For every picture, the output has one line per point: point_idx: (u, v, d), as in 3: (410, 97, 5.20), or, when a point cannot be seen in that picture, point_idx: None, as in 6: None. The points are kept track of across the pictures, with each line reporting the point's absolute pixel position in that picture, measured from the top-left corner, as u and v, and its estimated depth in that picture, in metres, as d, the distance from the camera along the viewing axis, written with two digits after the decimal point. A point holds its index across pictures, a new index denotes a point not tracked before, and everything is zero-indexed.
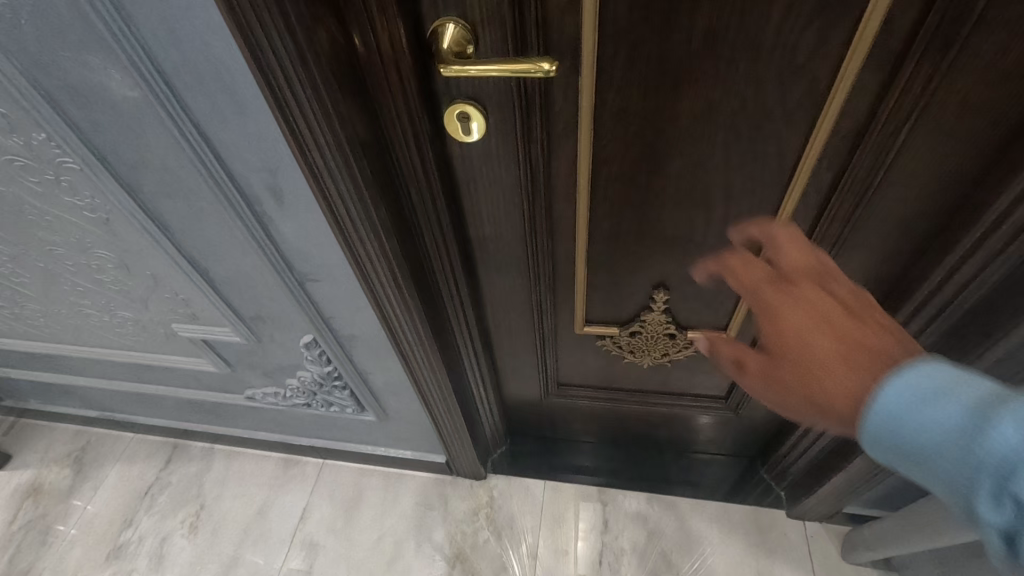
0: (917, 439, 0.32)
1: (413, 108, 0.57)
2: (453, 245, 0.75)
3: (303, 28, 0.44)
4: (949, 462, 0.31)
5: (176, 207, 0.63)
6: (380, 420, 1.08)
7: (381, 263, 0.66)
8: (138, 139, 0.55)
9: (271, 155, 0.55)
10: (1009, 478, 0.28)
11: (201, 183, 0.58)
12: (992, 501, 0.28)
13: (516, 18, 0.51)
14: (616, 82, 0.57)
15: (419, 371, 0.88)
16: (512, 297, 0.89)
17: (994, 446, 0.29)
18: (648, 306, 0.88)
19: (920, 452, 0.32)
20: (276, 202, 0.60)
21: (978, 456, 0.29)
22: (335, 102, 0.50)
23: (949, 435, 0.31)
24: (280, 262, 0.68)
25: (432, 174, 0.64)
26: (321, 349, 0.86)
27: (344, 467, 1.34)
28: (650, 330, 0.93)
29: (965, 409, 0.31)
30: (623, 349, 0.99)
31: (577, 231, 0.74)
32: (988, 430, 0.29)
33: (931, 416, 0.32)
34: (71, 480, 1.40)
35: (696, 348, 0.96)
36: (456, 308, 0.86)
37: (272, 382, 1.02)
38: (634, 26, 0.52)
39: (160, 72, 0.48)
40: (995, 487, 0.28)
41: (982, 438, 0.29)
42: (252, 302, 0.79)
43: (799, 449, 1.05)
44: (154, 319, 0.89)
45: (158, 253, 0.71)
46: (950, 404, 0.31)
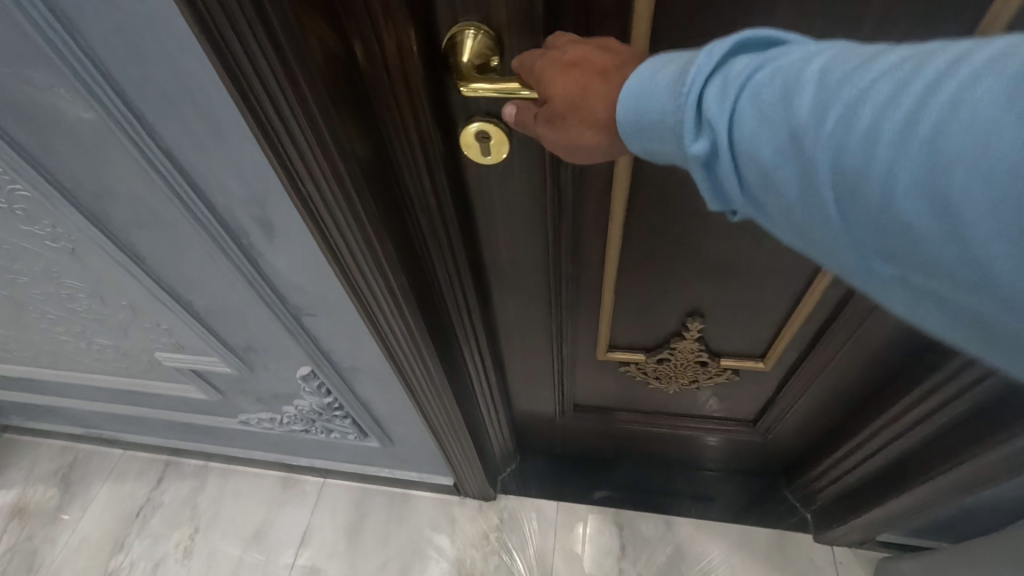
0: (649, 108, 0.31)
1: (424, 125, 0.49)
2: (465, 270, 0.67)
3: (291, 39, 0.36)
4: (660, 119, 0.31)
5: (151, 238, 0.55)
6: (384, 446, 1.01)
7: (386, 297, 0.58)
8: (100, 167, 0.47)
9: (258, 186, 0.46)
10: (705, 111, 0.29)
11: (177, 215, 0.50)
12: (695, 137, 0.29)
13: (552, 25, 0.43)
14: None
15: (427, 402, 0.81)
16: (528, 321, 0.81)
17: (694, 89, 0.29)
18: (680, 333, 0.81)
19: (649, 116, 0.31)
20: (265, 236, 0.52)
21: (689, 106, 0.29)
22: (332, 124, 0.41)
23: (665, 96, 0.30)
24: (272, 297, 0.60)
25: (444, 195, 0.56)
26: (319, 380, 0.79)
27: (346, 486, 1.27)
28: (679, 357, 0.86)
29: (677, 74, 0.30)
30: (648, 375, 0.92)
31: (607, 255, 0.67)
32: (690, 77, 0.29)
33: (656, 87, 0.31)
34: (58, 499, 1.33)
35: (727, 375, 0.89)
36: (468, 333, 0.79)
37: (267, 408, 0.95)
38: (693, 34, 0.44)
39: (119, 94, 0.40)
40: (697, 125, 0.29)
41: (684, 86, 0.29)
42: (243, 333, 0.71)
43: (832, 477, 0.98)
44: (135, 347, 0.81)
45: (134, 285, 0.63)
46: (667, 76, 0.31)
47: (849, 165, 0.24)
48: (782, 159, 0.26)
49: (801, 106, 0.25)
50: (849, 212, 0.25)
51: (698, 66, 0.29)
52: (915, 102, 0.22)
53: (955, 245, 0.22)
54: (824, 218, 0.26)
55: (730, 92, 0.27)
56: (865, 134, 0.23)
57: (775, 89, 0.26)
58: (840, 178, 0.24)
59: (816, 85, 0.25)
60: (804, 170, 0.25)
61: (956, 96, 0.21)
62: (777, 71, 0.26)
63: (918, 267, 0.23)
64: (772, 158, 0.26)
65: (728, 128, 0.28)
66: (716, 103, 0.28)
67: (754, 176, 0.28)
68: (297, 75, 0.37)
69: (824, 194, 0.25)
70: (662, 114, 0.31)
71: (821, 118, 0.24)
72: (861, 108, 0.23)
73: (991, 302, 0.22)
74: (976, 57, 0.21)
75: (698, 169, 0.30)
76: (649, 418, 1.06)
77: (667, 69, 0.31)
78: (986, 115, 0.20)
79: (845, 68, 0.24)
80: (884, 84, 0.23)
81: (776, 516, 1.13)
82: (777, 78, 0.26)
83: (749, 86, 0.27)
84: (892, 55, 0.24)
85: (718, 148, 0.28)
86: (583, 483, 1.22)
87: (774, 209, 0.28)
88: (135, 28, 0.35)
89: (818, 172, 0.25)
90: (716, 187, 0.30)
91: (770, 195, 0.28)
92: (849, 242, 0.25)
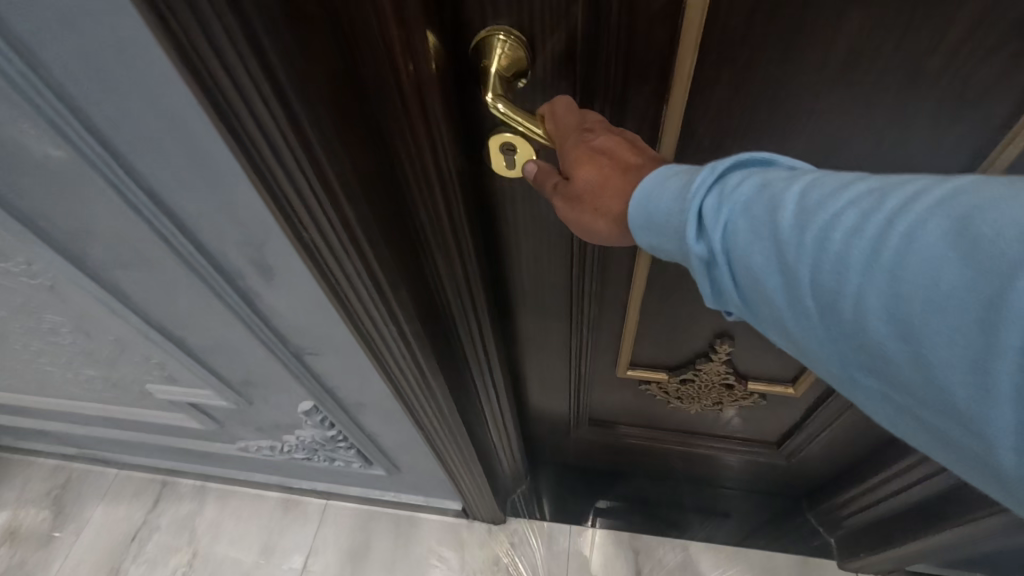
0: (657, 210, 0.32)
1: (451, 166, 0.42)
2: (486, 309, 0.60)
3: (292, 71, 0.29)
4: (662, 221, 0.32)
5: (136, 276, 0.50)
6: (390, 473, 0.96)
7: (398, 343, 0.52)
8: (77, 205, 0.41)
9: (256, 227, 0.41)
10: (705, 216, 0.30)
11: (165, 255, 0.45)
12: (695, 240, 0.30)
13: (593, 34, 0.39)
14: (710, 113, 0.44)
15: (442, 430, 0.76)
16: (545, 340, 0.77)
17: (696, 197, 0.30)
18: (707, 355, 0.76)
19: (655, 219, 0.32)
20: (264, 278, 0.46)
21: (689, 210, 0.30)
22: (342, 169, 0.34)
23: (666, 200, 0.32)
24: (272, 336, 0.55)
25: (468, 237, 0.49)
26: (323, 415, 0.74)
27: (350, 507, 1.23)
28: (704, 378, 0.81)
29: (681, 181, 0.32)
30: (670, 395, 0.88)
31: (636, 270, 0.62)
32: (695, 185, 0.30)
33: (661, 190, 0.32)
34: (50, 523, 1.29)
35: (755, 398, 0.85)
36: (484, 371, 0.73)
37: (267, 436, 0.90)
38: (750, 38, 0.39)
39: (93, 130, 0.34)
40: (698, 229, 0.30)
41: (686, 195, 0.30)
42: (240, 368, 0.66)
43: (861, 503, 0.94)
44: (126, 378, 0.76)
45: (120, 321, 0.58)
46: (674, 181, 0.32)
47: (828, 287, 0.25)
48: (767, 273, 0.27)
49: (784, 224, 0.27)
50: (832, 326, 0.25)
51: (702, 175, 0.31)
52: (882, 233, 0.23)
53: (922, 372, 0.23)
54: (808, 331, 0.27)
55: (727, 205, 0.29)
56: (839, 258, 0.24)
57: (762, 204, 0.28)
58: (817, 296, 0.26)
59: (797, 206, 0.26)
60: (788, 284, 0.27)
61: (916, 231, 0.22)
62: (767, 189, 0.28)
63: (892, 386, 0.24)
64: (761, 271, 0.28)
65: (727, 236, 0.29)
66: (713, 212, 0.29)
67: (744, 282, 0.29)
68: (305, 122, 0.31)
69: (808, 306, 0.26)
70: (662, 217, 0.32)
71: (801, 237, 0.26)
72: (833, 233, 0.25)
73: (957, 425, 0.22)
74: (931, 196, 0.23)
75: (698, 267, 0.31)
76: (668, 435, 1.02)
77: (670, 174, 0.33)
78: (943, 252, 0.21)
79: (825, 192, 0.26)
80: (859, 208, 0.25)
81: (797, 539, 1.09)
82: (765, 197, 0.28)
83: (747, 199, 0.28)
84: (865, 183, 0.25)
85: (718, 251, 0.29)
86: (593, 496, 1.17)
87: (766, 317, 0.29)
88: (110, 58, 0.30)
89: (797, 287, 0.26)
90: (714, 286, 0.32)
91: (758, 302, 0.29)
92: (830, 353, 0.26)
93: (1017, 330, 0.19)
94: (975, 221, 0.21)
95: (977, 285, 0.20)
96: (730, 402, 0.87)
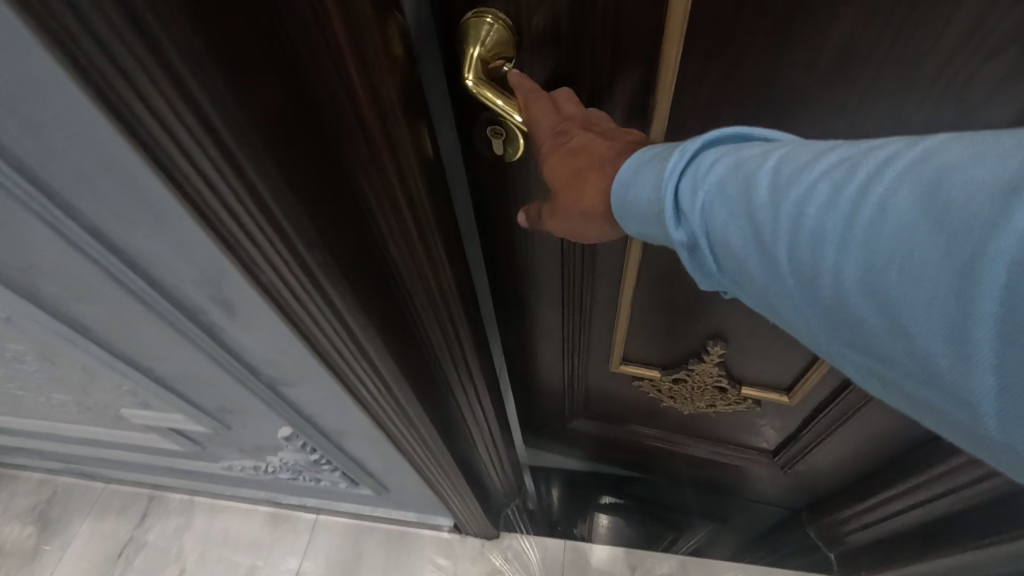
0: (629, 203, 0.37)
1: (416, 194, 0.40)
2: (464, 333, 0.58)
3: (228, 118, 0.26)
4: (644, 208, 0.36)
5: (93, 310, 0.46)
6: (378, 493, 0.93)
7: (374, 377, 0.50)
8: (17, 242, 0.38)
9: (210, 267, 0.38)
10: (683, 203, 0.34)
11: (119, 292, 0.42)
12: (676, 226, 0.34)
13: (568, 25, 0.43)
14: (699, 106, 0.46)
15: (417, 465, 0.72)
16: (546, 327, 0.80)
17: (669, 185, 0.34)
18: (700, 356, 0.77)
19: (628, 208, 0.37)
20: (226, 314, 0.43)
21: (668, 200, 0.34)
22: (296, 211, 0.32)
23: (647, 189, 0.36)
24: (243, 369, 0.52)
25: (440, 264, 0.47)
26: (304, 441, 0.71)
27: (341, 522, 1.20)
28: (697, 378, 0.82)
29: (658, 169, 0.35)
30: (663, 393, 0.89)
31: (627, 267, 0.64)
32: (667, 174, 0.34)
33: (642, 180, 0.36)
34: (36, 539, 1.26)
35: (748, 403, 0.85)
36: (466, 397, 0.69)
37: (250, 457, 0.87)
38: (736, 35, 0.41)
39: (17, 169, 0.30)
40: (677, 217, 0.34)
41: (663, 184, 0.34)
42: (215, 396, 0.63)
43: (862, 519, 0.93)
44: (100, 402, 0.73)
45: (83, 352, 0.55)
46: (646, 171, 0.36)
47: (800, 262, 0.28)
48: (745, 251, 0.31)
49: (760, 203, 0.29)
50: (807, 296, 0.28)
51: (674, 161, 0.34)
52: (850, 205, 0.26)
53: (894, 335, 0.25)
54: (788, 303, 0.30)
55: (703, 190, 0.33)
56: (812, 233, 0.27)
57: (740, 185, 0.30)
58: (799, 271, 0.28)
59: (771, 184, 0.29)
60: (769, 261, 0.29)
61: (883, 201, 0.25)
62: (740, 168, 0.31)
63: (871, 349, 0.26)
64: (742, 249, 0.31)
65: (708, 221, 0.32)
66: (690, 200, 0.33)
67: (732, 260, 0.32)
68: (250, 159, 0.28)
69: (786, 280, 0.29)
70: (646, 205, 0.36)
71: (773, 215, 0.29)
72: (807, 208, 0.27)
73: (934, 383, 0.24)
74: (895, 162, 0.25)
75: (685, 252, 0.35)
76: (661, 439, 1.01)
77: (650, 162, 0.37)
78: (906, 220, 0.24)
79: (796, 167, 0.29)
80: (823, 183, 0.27)
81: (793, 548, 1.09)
82: (740, 176, 0.31)
83: (722, 182, 0.32)
84: (832, 154, 0.28)
85: (700, 235, 0.33)
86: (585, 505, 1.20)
87: (754, 291, 0.32)
88: (21, 93, 0.26)
89: (776, 262, 0.29)
90: (705, 270, 0.35)
91: (747, 279, 0.32)
92: (814, 324, 0.29)
93: (981, 290, 0.21)
94: (937, 187, 0.23)
95: (940, 247, 0.22)
96: (722, 406, 0.87)
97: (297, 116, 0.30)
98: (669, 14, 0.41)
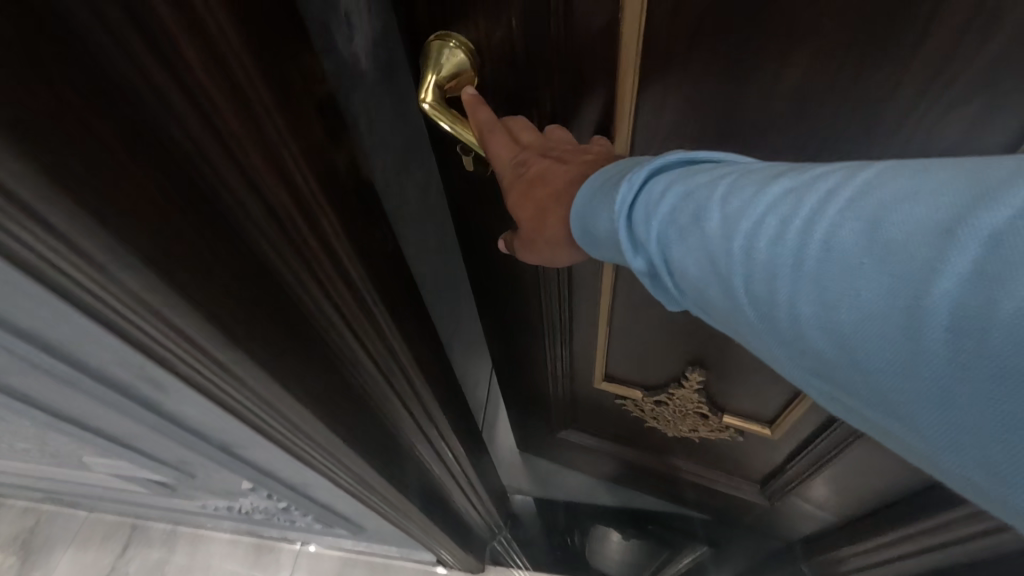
0: (587, 233, 0.39)
1: (349, 276, 0.40)
2: (420, 391, 0.59)
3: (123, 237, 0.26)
4: (603, 236, 0.37)
5: (25, 383, 0.44)
6: (354, 532, 0.91)
7: (321, 448, 0.50)
8: None
9: (132, 358, 0.36)
10: (635, 231, 0.34)
11: (44, 372, 0.39)
12: (634, 254, 0.35)
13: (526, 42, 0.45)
14: (662, 130, 0.50)
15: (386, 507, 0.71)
16: (529, 344, 0.88)
17: (618, 212, 0.35)
18: (679, 381, 0.85)
19: (588, 236, 0.39)
20: (160, 393, 0.41)
21: (623, 232, 0.35)
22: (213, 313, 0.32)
23: (605, 221, 0.37)
24: (191, 435, 0.50)
25: (386, 336, 0.47)
26: (269, 490, 0.69)
27: (325, 552, 1.19)
28: (678, 403, 0.90)
29: (607, 201, 0.37)
30: (646, 413, 0.97)
31: (602, 294, 0.71)
32: (617, 203, 0.35)
33: (600, 212, 0.37)
34: (17, 571, 1.24)
35: (727, 430, 0.92)
36: (428, 437, 0.68)
37: (222, 499, 0.85)
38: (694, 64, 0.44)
39: None
40: (633, 245, 0.35)
41: (614, 213, 0.36)
42: (172, 451, 0.61)
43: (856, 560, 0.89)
44: (62, 451, 0.71)
45: (27, 415, 0.53)
46: (597, 201, 0.38)
47: (754, 296, 0.27)
48: (701, 280, 0.31)
49: (708, 235, 0.30)
50: (763, 331, 0.28)
51: (623, 191, 0.35)
52: (798, 240, 0.25)
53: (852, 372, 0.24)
54: (744, 330, 0.30)
55: (654, 220, 0.33)
56: (755, 271, 0.27)
57: (689, 215, 0.31)
58: (744, 308, 0.28)
59: (718, 215, 0.29)
60: (719, 297, 0.30)
61: (825, 236, 0.24)
62: (690, 198, 0.31)
63: (833, 390, 0.26)
64: (699, 280, 0.31)
65: (662, 249, 0.33)
66: (643, 228, 0.34)
67: (689, 292, 0.32)
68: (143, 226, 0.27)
69: (742, 311, 0.29)
70: (604, 233, 0.37)
71: (726, 247, 0.28)
72: (751, 243, 0.27)
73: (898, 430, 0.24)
74: (834, 196, 0.25)
75: (646, 277, 0.36)
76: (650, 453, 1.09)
77: (606, 192, 0.38)
78: (849, 262, 0.23)
79: (741, 200, 0.29)
80: (772, 216, 0.27)
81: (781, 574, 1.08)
82: (689, 205, 0.31)
83: (672, 212, 0.32)
84: (776, 184, 0.28)
85: (657, 263, 0.33)
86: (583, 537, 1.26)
87: (718, 326, 0.33)
88: None
89: (727, 300, 0.29)
90: (665, 290, 0.36)
91: (706, 310, 0.32)
92: (774, 361, 0.29)
93: (933, 327, 0.21)
94: (878, 225, 0.23)
95: (883, 292, 0.22)
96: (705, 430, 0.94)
97: (210, 211, 0.30)
98: (622, 31, 0.43)
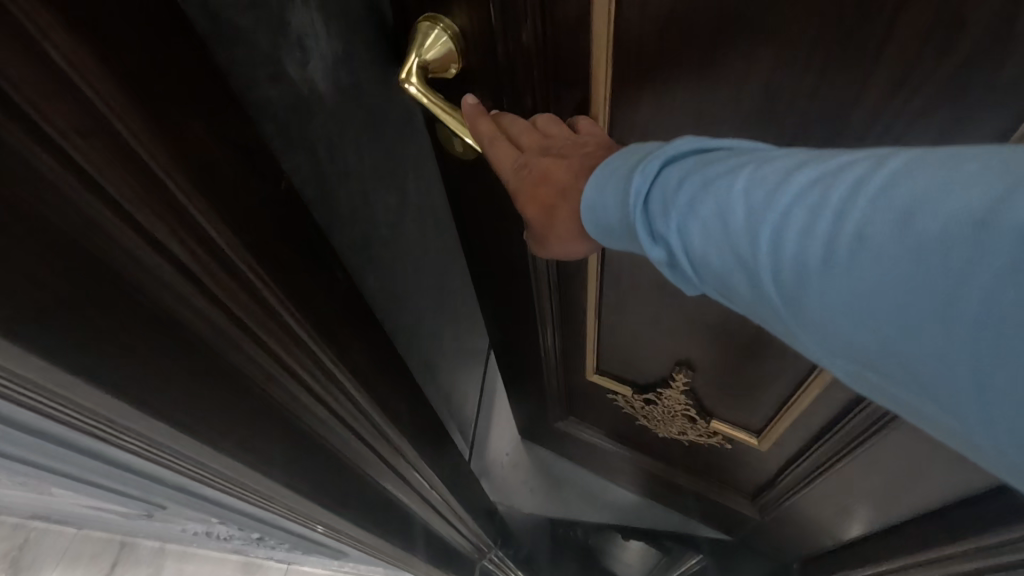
0: (596, 222, 0.48)
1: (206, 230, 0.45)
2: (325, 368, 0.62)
3: None
4: (619, 227, 0.46)
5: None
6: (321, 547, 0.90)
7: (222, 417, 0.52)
8: None
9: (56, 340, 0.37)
10: (650, 207, 0.43)
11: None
12: (653, 242, 0.43)
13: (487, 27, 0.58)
14: (643, 117, 0.60)
15: (345, 488, 0.75)
16: (525, 326, 1.05)
17: (635, 190, 0.44)
18: (667, 384, 1.02)
19: (599, 224, 0.48)
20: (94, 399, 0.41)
21: (638, 211, 0.43)
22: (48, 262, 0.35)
23: (615, 203, 0.46)
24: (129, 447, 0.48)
25: (265, 292, 0.52)
26: (226, 498, 0.68)
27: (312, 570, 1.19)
28: (667, 405, 1.08)
29: (620, 186, 0.45)
30: (637, 411, 1.16)
31: (590, 286, 0.88)
32: (632, 183, 0.44)
33: (606, 197, 0.46)
34: None
35: (712, 433, 1.11)
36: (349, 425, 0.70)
37: (192, 514, 0.82)
38: (656, 52, 0.54)
39: None
40: (651, 231, 0.43)
41: (630, 196, 0.44)
42: (122, 468, 0.58)
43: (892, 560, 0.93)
44: (36, 458, 0.71)
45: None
46: (609, 191, 0.46)
47: (782, 272, 0.35)
48: (725, 262, 0.39)
49: (746, 232, 0.37)
50: (784, 297, 0.36)
51: (637, 183, 0.44)
52: (831, 232, 0.32)
53: (863, 340, 0.32)
54: (756, 296, 0.38)
55: (683, 207, 0.40)
56: (795, 256, 0.34)
57: (726, 210, 0.38)
58: (783, 285, 0.35)
59: (748, 209, 0.37)
60: (762, 282, 0.37)
61: (854, 227, 0.31)
62: (713, 186, 0.39)
63: (875, 373, 0.33)
64: (720, 262, 0.39)
65: (689, 236, 0.40)
66: (671, 233, 0.42)
67: (729, 282, 0.39)
68: (70, 156, 0.35)
69: (768, 284, 0.36)
70: (616, 221, 0.46)
71: (755, 230, 0.36)
72: (785, 236, 0.35)
73: (943, 411, 0.30)
74: (855, 191, 0.32)
75: (664, 265, 0.44)
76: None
77: (608, 183, 0.47)
78: (874, 248, 0.31)
79: (770, 190, 0.36)
80: (801, 205, 0.34)
81: None
82: (718, 196, 0.38)
83: (697, 200, 0.39)
84: (795, 179, 0.35)
85: (676, 249, 0.42)
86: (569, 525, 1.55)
87: (756, 310, 0.39)
88: None
89: (774, 285, 0.36)
90: (683, 277, 0.44)
91: (748, 299, 0.39)
92: (824, 350, 0.35)
93: (952, 310, 0.28)
94: (906, 215, 0.30)
95: (917, 274, 0.29)
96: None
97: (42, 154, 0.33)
98: (595, 22, 0.53)
